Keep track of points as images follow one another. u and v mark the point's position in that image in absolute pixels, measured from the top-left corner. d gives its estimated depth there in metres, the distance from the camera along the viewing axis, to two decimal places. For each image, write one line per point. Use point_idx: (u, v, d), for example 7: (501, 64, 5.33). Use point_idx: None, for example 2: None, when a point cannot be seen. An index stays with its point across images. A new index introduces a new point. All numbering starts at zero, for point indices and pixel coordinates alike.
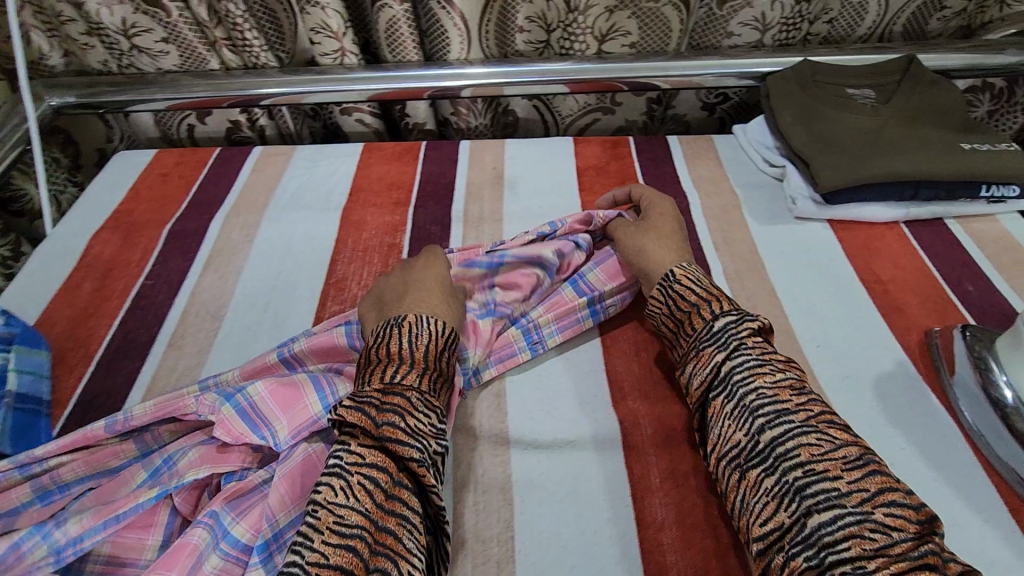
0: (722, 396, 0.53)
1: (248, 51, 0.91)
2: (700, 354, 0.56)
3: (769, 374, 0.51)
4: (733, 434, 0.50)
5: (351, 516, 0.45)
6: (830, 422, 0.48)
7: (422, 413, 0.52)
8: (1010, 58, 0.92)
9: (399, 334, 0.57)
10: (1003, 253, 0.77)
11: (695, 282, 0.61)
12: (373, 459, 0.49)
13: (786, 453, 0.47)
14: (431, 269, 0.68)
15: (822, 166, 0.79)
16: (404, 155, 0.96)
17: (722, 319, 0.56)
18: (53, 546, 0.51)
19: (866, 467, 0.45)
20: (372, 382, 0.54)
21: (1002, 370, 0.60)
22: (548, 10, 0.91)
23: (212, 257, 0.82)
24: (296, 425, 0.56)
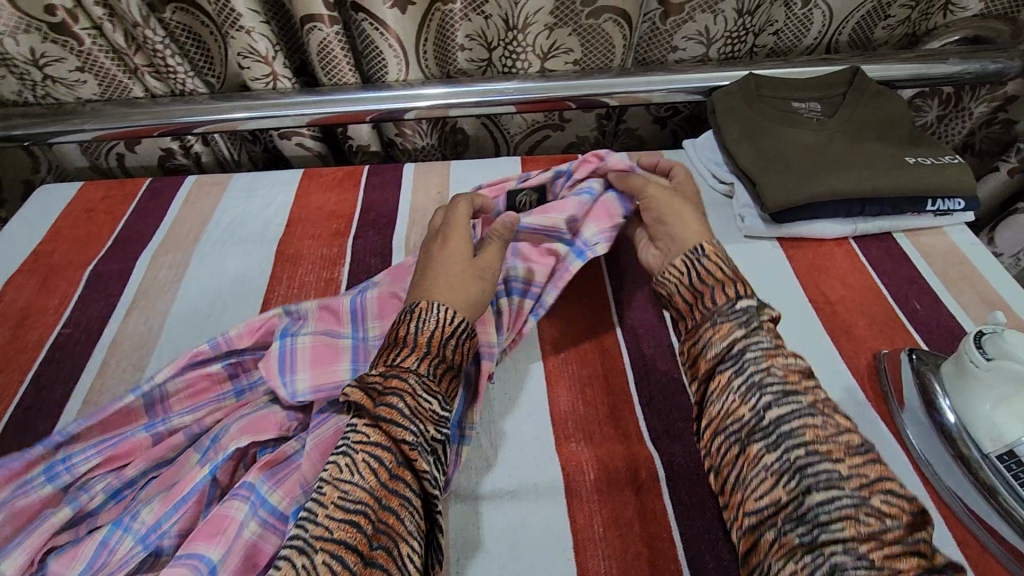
0: (732, 370, 0.48)
1: (173, 77, 0.87)
2: (719, 327, 0.51)
3: (781, 356, 0.48)
4: (737, 408, 0.47)
5: (354, 493, 0.44)
6: (837, 413, 0.46)
7: (424, 400, 0.49)
8: (953, 67, 0.92)
9: (410, 317, 0.54)
10: (949, 268, 0.77)
11: (724, 260, 0.56)
12: (377, 438, 0.47)
13: (791, 432, 0.44)
14: (452, 244, 0.62)
15: (768, 184, 0.77)
16: (344, 181, 0.92)
17: (745, 298, 0.52)
18: (137, 535, 0.50)
19: (873, 468, 0.42)
20: (377, 365, 0.52)
21: (945, 395, 0.58)
22: (487, 28, 0.89)
23: (138, 300, 0.75)
24: (320, 381, 0.58)
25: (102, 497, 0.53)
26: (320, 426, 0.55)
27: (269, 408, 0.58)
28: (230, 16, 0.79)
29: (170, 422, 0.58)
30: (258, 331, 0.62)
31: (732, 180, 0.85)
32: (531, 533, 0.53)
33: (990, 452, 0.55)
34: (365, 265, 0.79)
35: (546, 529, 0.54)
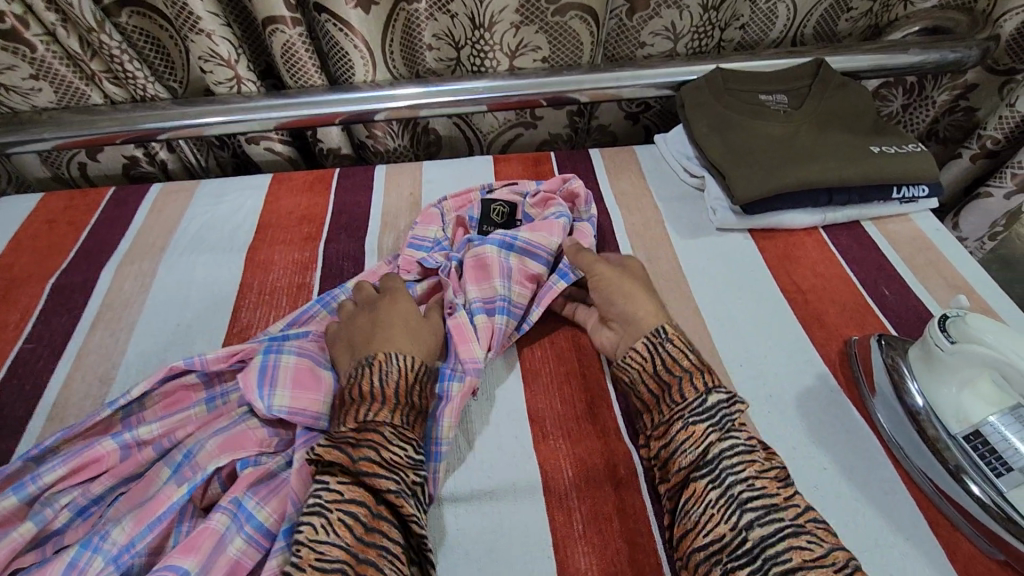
0: (708, 480, 0.48)
1: (132, 83, 0.85)
2: (692, 430, 0.51)
3: (757, 464, 0.48)
4: (716, 525, 0.46)
5: (333, 552, 0.43)
6: (817, 521, 0.45)
7: (398, 450, 0.50)
8: (915, 57, 0.93)
9: (371, 370, 0.54)
10: (916, 254, 0.78)
11: (687, 347, 0.57)
12: (352, 494, 0.47)
13: (775, 556, 0.43)
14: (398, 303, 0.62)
15: (738, 176, 0.78)
16: (315, 184, 0.91)
17: (714, 395, 0.53)
18: (108, 556, 0.48)
19: (853, 573, 0.41)
20: (344, 422, 0.51)
21: (914, 379, 0.59)
22: (453, 28, 0.88)
23: (102, 313, 0.73)
24: (297, 405, 0.56)
25: (68, 515, 0.51)
26: (307, 444, 0.54)
27: (248, 424, 0.57)
28: (189, 20, 0.78)
29: (139, 433, 0.56)
30: (236, 354, 0.61)
31: (703, 174, 0.86)
32: (511, 533, 0.53)
33: (957, 433, 0.55)
34: (337, 269, 0.78)
35: (525, 528, 0.53)
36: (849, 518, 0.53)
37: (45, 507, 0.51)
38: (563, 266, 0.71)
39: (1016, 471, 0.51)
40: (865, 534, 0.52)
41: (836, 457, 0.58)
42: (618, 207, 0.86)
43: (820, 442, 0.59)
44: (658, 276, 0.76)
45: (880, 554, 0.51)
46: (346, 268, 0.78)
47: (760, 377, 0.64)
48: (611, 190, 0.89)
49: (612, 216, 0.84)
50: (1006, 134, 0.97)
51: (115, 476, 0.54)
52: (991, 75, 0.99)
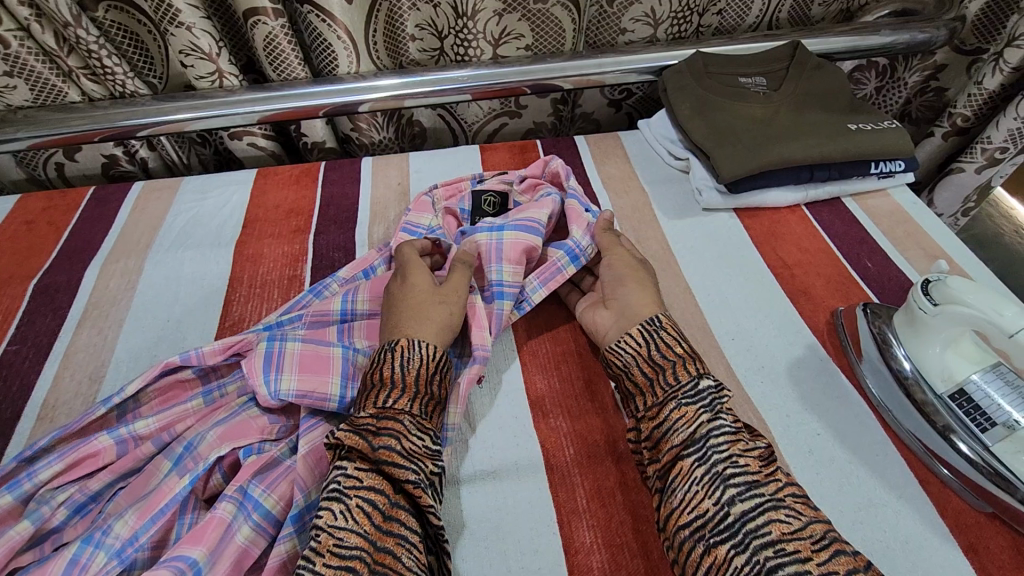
0: (695, 458, 0.47)
1: (111, 79, 0.83)
2: (682, 410, 0.50)
3: (743, 444, 0.47)
4: (700, 501, 0.45)
5: (350, 539, 0.43)
6: (796, 496, 0.45)
7: (417, 440, 0.50)
8: (887, 38, 0.96)
9: (393, 357, 0.54)
10: (897, 227, 0.80)
11: (680, 336, 0.57)
12: (371, 482, 0.46)
13: (756, 530, 0.42)
14: (412, 277, 0.62)
15: (722, 156, 0.79)
16: (301, 178, 0.90)
17: (705, 379, 0.52)
18: (112, 550, 0.47)
19: (832, 546, 0.41)
20: (365, 407, 0.51)
21: (900, 344, 0.61)
22: (436, 17, 0.88)
23: (88, 311, 0.71)
24: (305, 388, 0.55)
25: (65, 513, 0.50)
26: (311, 430, 0.55)
27: (249, 414, 0.57)
28: (168, 12, 0.77)
29: (136, 428, 0.55)
30: (232, 347, 0.60)
31: (687, 156, 0.87)
32: (515, 510, 0.53)
33: (943, 393, 0.58)
34: (329, 260, 0.77)
35: (529, 505, 0.54)
36: (843, 480, 0.55)
37: (42, 504, 0.50)
38: (575, 246, 0.69)
39: (999, 426, 0.54)
40: (859, 494, 0.54)
41: (829, 422, 0.59)
42: (606, 191, 0.87)
43: (812, 408, 0.60)
44: (648, 256, 0.77)
45: (875, 512, 0.53)
46: (338, 259, 0.78)
47: (752, 350, 0.66)
48: (599, 175, 0.90)
49: (600, 200, 0.85)
50: (975, 111, 1.01)
51: (114, 472, 0.53)
52: (959, 55, 1.02)
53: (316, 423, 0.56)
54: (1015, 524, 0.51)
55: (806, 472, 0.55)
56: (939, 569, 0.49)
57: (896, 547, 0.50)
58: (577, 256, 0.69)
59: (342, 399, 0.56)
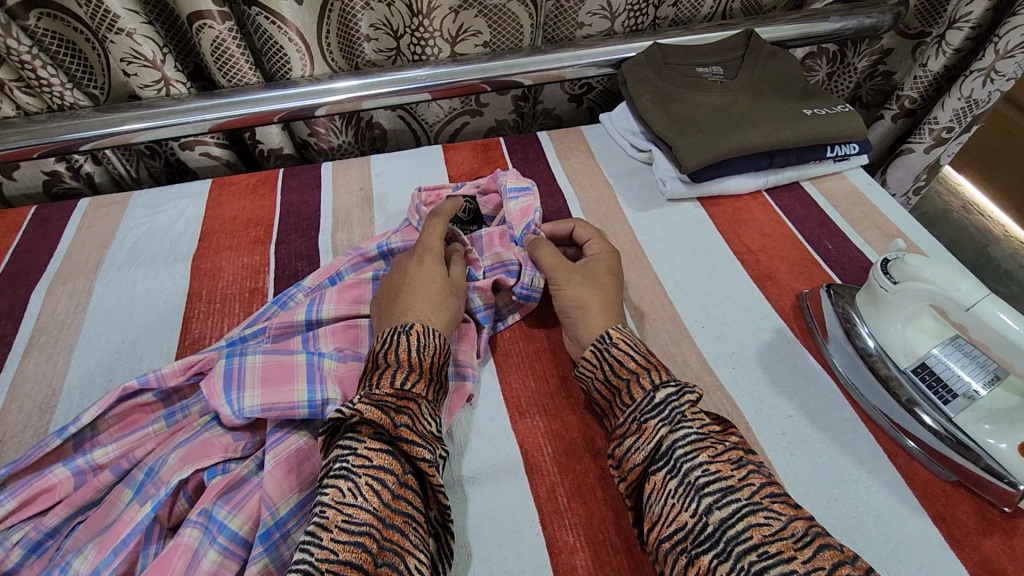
0: (665, 471, 0.47)
1: (48, 91, 0.79)
2: (643, 427, 0.49)
3: (711, 448, 0.46)
4: (678, 514, 0.44)
5: (359, 515, 0.42)
6: (775, 496, 0.43)
7: (429, 425, 0.50)
8: (836, 24, 0.98)
9: (410, 341, 0.53)
10: (854, 209, 0.82)
11: (632, 347, 0.55)
12: (381, 461, 0.45)
13: (736, 536, 0.41)
14: (428, 264, 0.62)
15: (683, 146, 0.80)
16: (259, 187, 0.87)
17: (662, 390, 0.51)
18: None
19: (814, 542, 0.40)
20: (380, 385, 0.50)
21: (864, 322, 0.62)
22: (391, 17, 0.87)
23: (35, 338, 0.68)
24: (269, 402, 0.53)
25: (20, 552, 0.48)
26: (279, 443, 0.53)
27: (212, 433, 0.54)
28: (105, 18, 0.73)
29: (93, 457, 0.52)
30: (193, 366, 0.57)
31: (649, 148, 0.88)
32: (496, 514, 0.53)
33: (906, 367, 0.59)
34: (292, 269, 0.75)
35: (509, 508, 0.53)
36: (815, 460, 0.56)
37: None
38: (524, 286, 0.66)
39: (960, 397, 0.56)
40: (831, 473, 0.55)
41: (799, 404, 0.60)
42: (571, 186, 0.87)
43: (782, 391, 0.61)
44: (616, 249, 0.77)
45: (847, 488, 0.54)
46: (301, 268, 0.75)
47: (722, 336, 0.66)
48: (563, 170, 0.89)
49: (566, 195, 0.85)
50: (922, 93, 1.04)
51: (71, 505, 0.50)
52: (905, 39, 1.06)
53: (284, 435, 0.53)
54: (978, 489, 0.53)
55: (780, 455, 0.56)
56: (909, 539, 0.50)
57: (868, 522, 0.51)
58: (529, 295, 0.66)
59: (311, 404, 0.53)
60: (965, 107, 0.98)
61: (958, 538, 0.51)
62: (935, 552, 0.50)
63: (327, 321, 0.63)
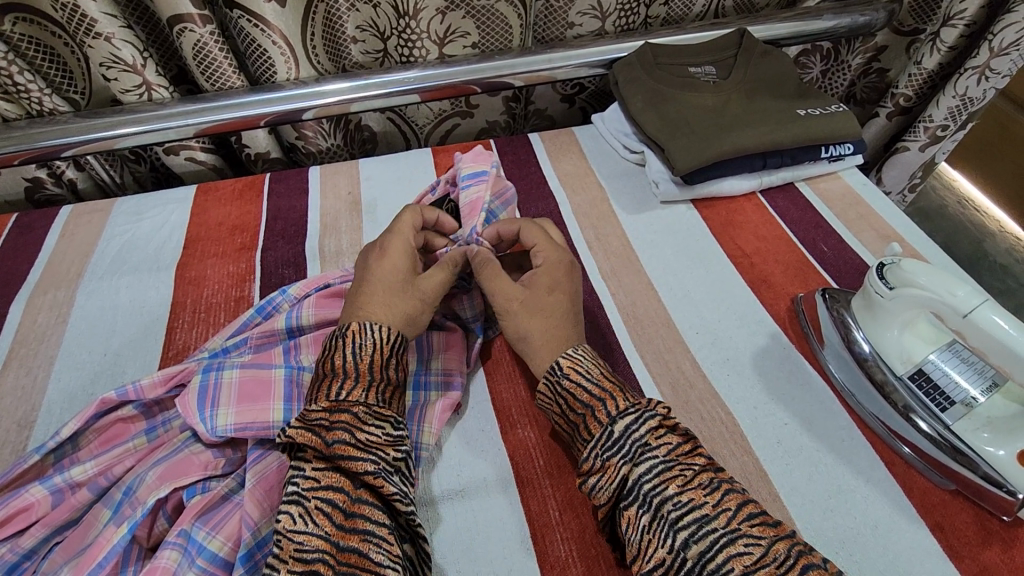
0: (636, 506, 0.45)
1: (26, 97, 0.78)
2: (606, 464, 0.47)
3: (680, 477, 0.45)
4: (655, 551, 0.43)
5: (312, 542, 0.41)
6: (753, 518, 0.42)
7: (373, 431, 0.47)
8: (829, 22, 0.97)
9: (345, 344, 0.51)
10: (849, 210, 0.81)
11: (584, 374, 0.52)
12: (328, 481, 0.44)
13: (717, 570, 0.40)
14: (389, 258, 0.60)
15: (675, 148, 0.79)
16: (245, 192, 0.86)
17: (620, 421, 0.48)
18: None
19: (799, 563, 0.39)
20: (317, 401, 0.48)
21: (859, 328, 0.62)
22: (377, 18, 0.85)
23: (14, 351, 0.66)
24: (243, 420, 0.52)
25: None
26: (261, 459, 0.51)
27: (192, 449, 0.53)
28: (82, 22, 0.71)
29: (71, 475, 0.51)
30: (173, 378, 0.56)
31: (642, 149, 0.87)
32: (487, 529, 0.52)
33: (902, 373, 0.58)
34: (278, 277, 0.74)
35: (499, 523, 0.52)
36: (811, 470, 0.55)
37: None
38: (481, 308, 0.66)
39: (958, 404, 0.55)
40: (828, 482, 0.54)
41: (795, 412, 0.59)
42: (563, 189, 0.85)
43: (778, 398, 0.60)
44: (609, 253, 0.76)
45: (845, 499, 0.53)
46: (288, 275, 0.74)
47: (716, 342, 0.65)
48: (555, 173, 0.88)
49: (557, 198, 0.84)
50: (917, 90, 1.03)
51: (47, 525, 0.49)
52: (899, 36, 1.05)
53: (265, 452, 0.52)
54: (977, 498, 0.52)
55: (776, 464, 0.55)
56: (907, 551, 0.49)
57: (866, 532, 0.51)
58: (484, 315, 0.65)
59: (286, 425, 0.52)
60: (961, 104, 0.97)
61: (957, 549, 0.50)
62: (933, 565, 0.49)
63: (309, 328, 0.62)
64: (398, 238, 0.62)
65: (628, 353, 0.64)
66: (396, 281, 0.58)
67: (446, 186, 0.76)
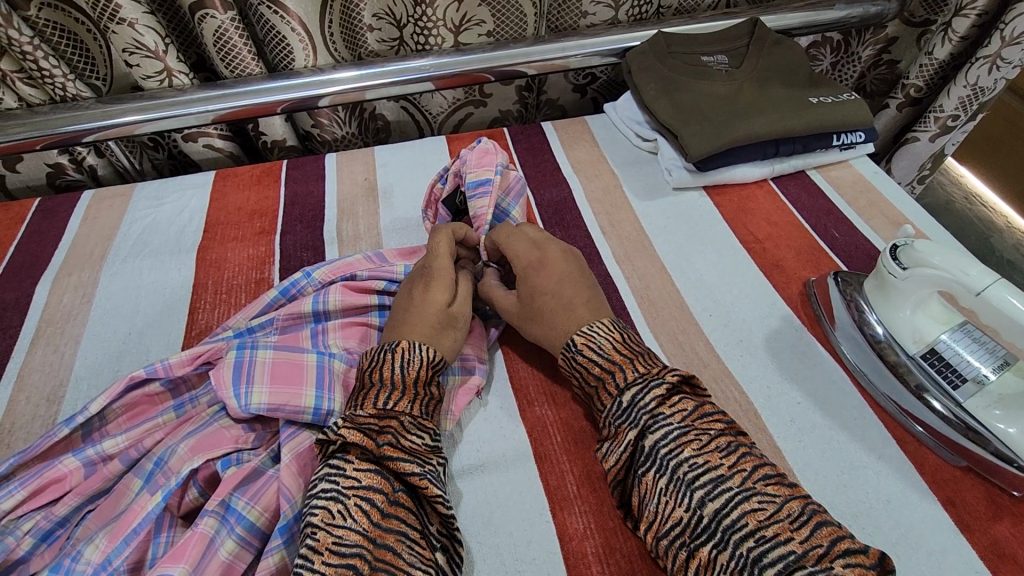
0: (653, 470, 0.46)
1: (50, 82, 0.79)
2: (618, 431, 0.49)
3: (694, 440, 0.46)
4: (672, 510, 0.44)
5: (350, 537, 0.41)
6: (767, 478, 0.43)
7: (416, 439, 0.49)
8: (841, 12, 0.97)
9: (393, 358, 0.53)
10: (860, 197, 0.82)
11: (597, 349, 0.54)
12: (370, 481, 0.45)
13: (732, 525, 0.41)
14: (433, 286, 0.59)
15: (689, 134, 0.79)
16: (263, 178, 0.87)
17: (629, 391, 0.50)
18: None
19: (812, 520, 0.40)
20: (363, 407, 0.49)
21: (872, 310, 0.63)
22: (394, 6, 0.86)
23: (41, 330, 0.67)
24: (276, 401, 0.53)
25: (31, 541, 0.47)
26: (293, 438, 0.53)
27: (221, 423, 0.54)
28: (107, 8, 0.73)
29: (103, 448, 0.52)
30: (201, 356, 0.57)
31: (654, 137, 0.88)
32: (506, 502, 0.53)
33: (915, 353, 0.59)
34: (297, 260, 0.75)
35: (519, 496, 0.53)
36: (824, 448, 0.56)
37: (6, 535, 0.47)
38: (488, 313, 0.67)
39: (970, 382, 0.56)
40: (840, 459, 0.55)
41: (808, 392, 0.60)
42: (576, 176, 0.86)
43: (790, 378, 0.61)
44: (622, 238, 0.77)
45: (858, 476, 0.54)
46: (306, 259, 0.75)
47: (728, 324, 0.66)
48: (568, 160, 0.89)
49: (571, 185, 0.85)
50: (927, 81, 1.04)
51: (81, 494, 0.50)
52: (910, 27, 1.05)
53: (296, 430, 0.54)
54: (987, 474, 0.53)
55: (790, 442, 0.56)
56: (920, 525, 0.50)
57: (878, 506, 0.52)
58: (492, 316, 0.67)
59: (316, 411, 0.53)
60: (971, 95, 0.98)
61: (968, 523, 0.51)
62: (945, 538, 0.50)
63: (335, 314, 0.63)
64: (441, 266, 0.60)
65: (643, 334, 0.65)
66: (440, 314, 0.57)
67: (455, 179, 0.75)
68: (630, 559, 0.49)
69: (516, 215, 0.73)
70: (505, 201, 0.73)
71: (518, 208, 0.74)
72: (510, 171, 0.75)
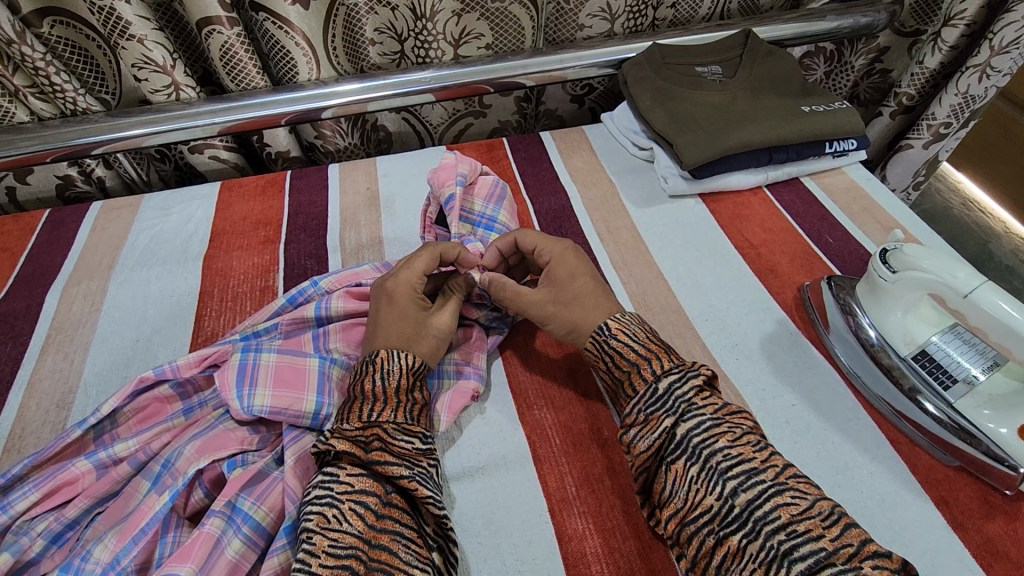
0: (683, 459, 0.48)
1: (61, 97, 0.81)
2: (649, 418, 0.50)
3: (729, 433, 0.47)
4: (703, 499, 0.45)
5: (346, 539, 0.42)
6: (798, 476, 0.45)
7: (406, 443, 0.49)
8: (833, 23, 1.00)
9: (374, 370, 0.53)
10: (853, 203, 0.84)
11: (631, 338, 0.55)
12: (362, 485, 0.46)
13: (764, 517, 0.42)
14: (401, 301, 0.59)
15: (684, 143, 0.81)
16: (267, 188, 0.89)
17: (665, 379, 0.51)
18: None
19: (841, 520, 0.42)
20: (350, 420, 0.50)
21: (865, 313, 0.64)
22: (395, 20, 0.88)
23: (51, 338, 0.69)
24: (278, 404, 0.54)
25: (42, 543, 0.48)
26: (296, 441, 0.54)
27: (227, 425, 0.55)
28: (118, 25, 0.75)
29: (115, 451, 0.53)
30: (207, 359, 0.58)
31: (651, 146, 0.89)
32: (506, 504, 0.54)
33: (907, 355, 0.61)
34: (301, 268, 0.77)
35: (519, 497, 0.54)
36: (819, 450, 0.56)
37: (20, 536, 0.48)
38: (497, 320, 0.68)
39: (960, 382, 0.57)
40: (835, 459, 0.56)
41: (802, 394, 0.61)
42: (574, 184, 0.88)
43: (785, 380, 0.62)
44: (620, 245, 0.78)
45: (853, 476, 0.55)
46: (309, 267, 0.77)
47: (723, 328, 0.67)
48: (566, 169, 0.91)
49: (569, 193, 0.87)
50: (919, 89, 1.05)
51: (90, 496, 0.51)
52: (901, 37, 1.08)
53: (300, 433, 0.55)
54: (981, 475, 0.54)
55: (784, 442, 0.57)
56: (912, 523, 0.51)
57: (873, 506, 0.52)
58: (502, 325, 0.68)
59: (315, 415, 0.55)
60: (963, 102, 1.00)
61: (961, 522, 0.51)
62: (938, 536, 0.50)
63: (338, 318, 0.64)
64: (405, 277, 0.61)
65: None
66: (415, 327, 0.58)
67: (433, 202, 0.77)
68: (629, 559, 0.50)
69: (501, 219, 0.76)
70: (489, 209, 0.76)
71: (502, 213, 0.76)
72: (478, 179, 0.78)
